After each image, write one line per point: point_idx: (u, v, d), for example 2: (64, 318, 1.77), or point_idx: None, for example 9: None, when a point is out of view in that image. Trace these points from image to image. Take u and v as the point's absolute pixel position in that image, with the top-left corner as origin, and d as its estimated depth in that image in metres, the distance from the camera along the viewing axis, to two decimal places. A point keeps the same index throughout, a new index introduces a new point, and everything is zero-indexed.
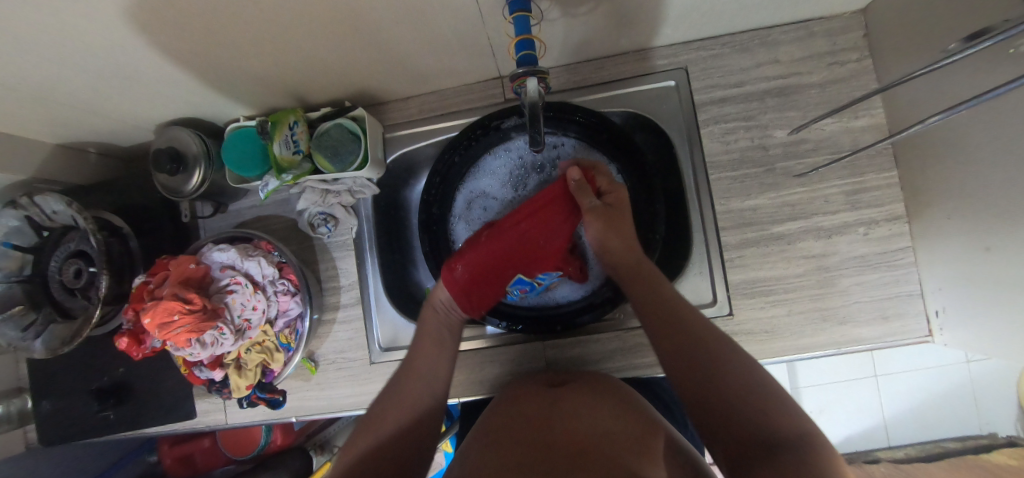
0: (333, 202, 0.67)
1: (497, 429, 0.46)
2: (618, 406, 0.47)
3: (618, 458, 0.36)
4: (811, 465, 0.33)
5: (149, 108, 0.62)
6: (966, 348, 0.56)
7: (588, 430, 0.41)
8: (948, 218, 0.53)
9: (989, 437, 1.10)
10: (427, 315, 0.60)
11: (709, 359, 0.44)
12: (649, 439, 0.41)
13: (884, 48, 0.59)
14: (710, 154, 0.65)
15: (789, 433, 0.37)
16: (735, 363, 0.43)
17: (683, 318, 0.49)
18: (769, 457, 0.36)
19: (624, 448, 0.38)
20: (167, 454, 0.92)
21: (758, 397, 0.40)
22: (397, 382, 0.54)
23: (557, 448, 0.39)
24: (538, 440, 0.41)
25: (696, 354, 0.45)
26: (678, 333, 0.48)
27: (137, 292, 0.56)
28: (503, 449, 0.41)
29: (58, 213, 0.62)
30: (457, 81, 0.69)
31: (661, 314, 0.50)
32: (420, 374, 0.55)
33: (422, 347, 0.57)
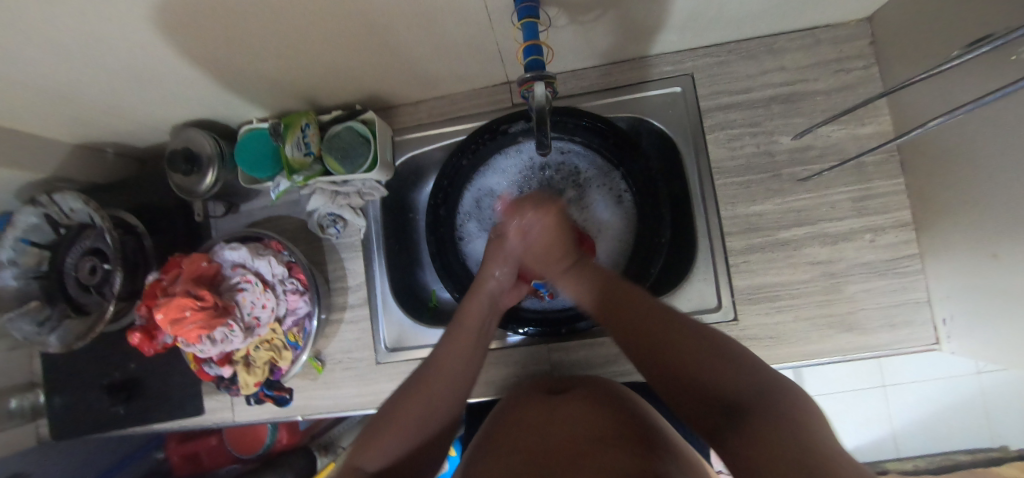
0: (343, 204, 0.68)
1: (500, 433, 0.47)
2: (616, 407, 0.48)
3: (611, 462, 0.37)
4: (777, 414, 0.34)
5: (165, 109, 0.63)
6: (974, 357, 0.56)
7: (585, 435, 0.43)
8: (955, 224, 0.53)
9: (1000, 450, 1.07)
10: (473, 301, 0.60)
11: (666, 338, 0.46)
12: (654, 440, 0.42)
13: (890, 57, 0.60)
14: (715, 160, 0.65)
15: (752, 385, 0.38)
16: (692, 334, 0.45)
17: (637, 305, 0.51)
18: (738, 417, 0.36)
19: (620, 448, 0.39)
20: (175, 451, 0.93)
21: (720, 358, 0.42)
22: (417, 379, 0.53)
23: (552, 459, 0.40)
24: (537, 446, 0.42)
25: (660, 345, 0.46)
26: (638, 326, 0.49)
27: (150, 289, 0.57)
28: (503, 457, 0.42)
29: (75, 211, 0.64)
30: (465, 86, 0.70)
31: (620, 311, 0.52)
32: (447, 365, 0.54)
33: (459, 339, 0.57)
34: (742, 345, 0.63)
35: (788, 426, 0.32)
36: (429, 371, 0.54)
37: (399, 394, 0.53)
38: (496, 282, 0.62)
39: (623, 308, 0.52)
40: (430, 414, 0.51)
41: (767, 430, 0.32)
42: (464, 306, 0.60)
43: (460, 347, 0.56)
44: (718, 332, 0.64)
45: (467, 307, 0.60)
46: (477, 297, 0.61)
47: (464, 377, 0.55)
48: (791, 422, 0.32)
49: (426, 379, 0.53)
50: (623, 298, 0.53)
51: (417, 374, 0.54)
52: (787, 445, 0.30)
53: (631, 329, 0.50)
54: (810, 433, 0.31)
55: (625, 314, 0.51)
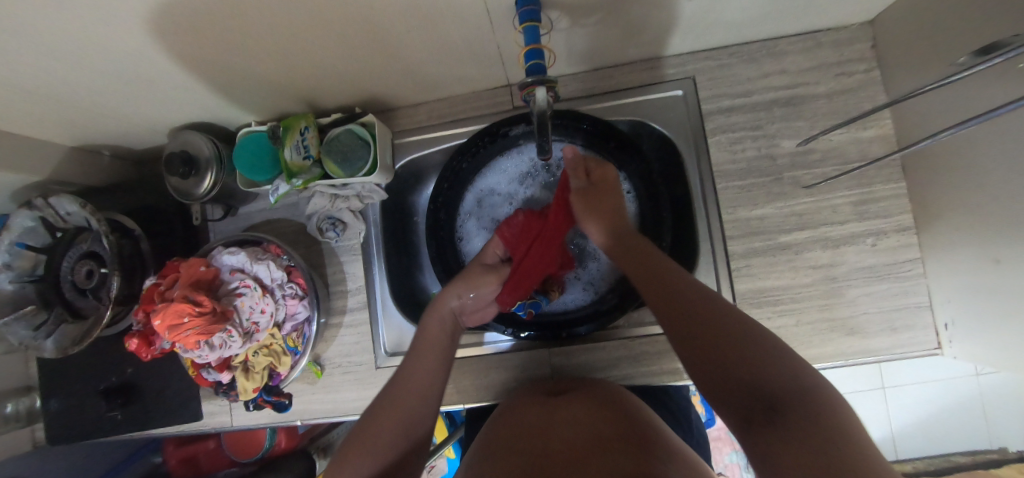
0: (342, 207, 0.68)
1: (496, 438, 0.47)
2: (614, 412, 0.47)
3: (605, 462, 0.37)
4: (812, 428, 0.29)
5: (163, 111, 0.63)
6: (976, 362, 0.55)
7: (581, 439, 0.42)
8: (958, 229, 0.53)
9: (1000, 452, 1.07)
10: (432, 318, 0.60)
11: (698, 315, 0.40)
12: (652, 443, 0.41)
13: (892, 60, 0.59)
14: (717, 163, 0.65)
15: (788, 384, 0.32)
16: (727, 314, 0.39)
17: (668, 275, 0.45)
18: (770, 417, 0.31)
19: (618, 453, 0.38)
20: (172, 454, 0.92)
21: (751, 344, 0.36)
22: (385, 397, 0.52)
23: (553, 459, 0.39)
24: (533, 450, 0.42)
25: (689, 319, 0.40)
26: (668, 295, 0.43)
27: (148, 294, 0.57)
28: (501, 457, 0.42)
29: (72, 214, 0.63)
30: (465, 88, 0.70)
31: (652, 280, 0.46)
32: (411, 379, 0.53)
33: (422, 354, 0.56)
34: None
35: (825, 437, 0.28)
36: (398, 386, 0.53)
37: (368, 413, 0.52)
38: (461, 302, 0.62)
39: (653, 278, 0.46)
40: (401, 430, 0.50)
41: (812, 445, 0.28)
42: (421, 325, 0.59)
43: (424, 361, 0.55)
44: None
45: (425, 324, 0.59)
46: (436, 314, 0.60)
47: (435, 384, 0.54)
48: (830, 432, 0.28)
49: (392, 396, 0.52)
50: (654, 269, 0.47)
51: (384, 392, 0.53)
52: (822, 459, 0.27)
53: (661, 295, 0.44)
54: (848, 449, 0.27)
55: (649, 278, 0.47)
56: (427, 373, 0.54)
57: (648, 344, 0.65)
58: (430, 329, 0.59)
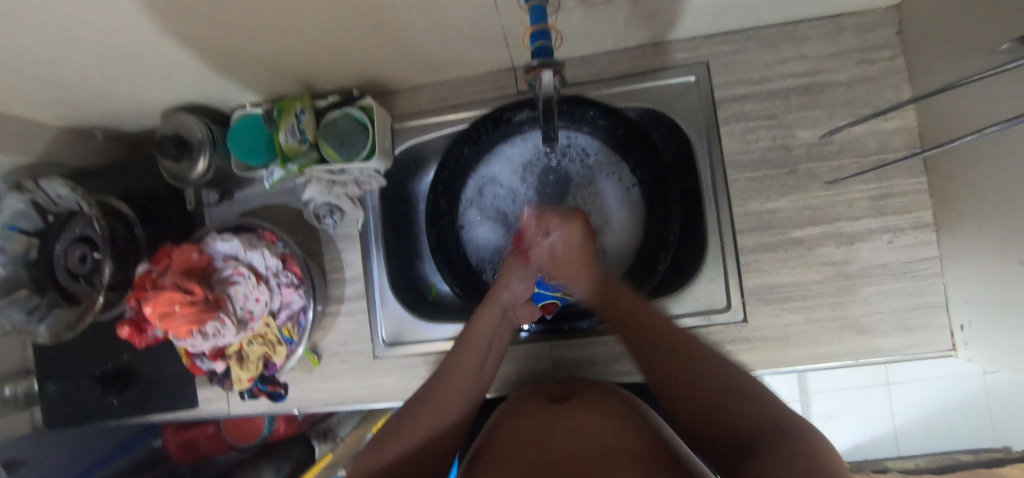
0: (340, 193, 0.65)
1: (496, 446, 0.45)
2: (629, 418, 0.47)
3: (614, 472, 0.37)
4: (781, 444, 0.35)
5: (153, 91, 0.61)
6: (992, 366, 0.53)
7: (589, 450, 0.41)
8: (980, 228, 0.50)
9: (1003, 451, 1.06)
10: (486, 311, 0.61)
11: (692, 367, 0.47)
12: (665, 455, 0.40)
13: (918, 47, 0.56)
14: (729, 153, 0.62)
15: (769, 413, 0.40)
16: (725, 372, 0.45)
17: (661, 330, 0.52)
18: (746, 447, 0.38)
19: (622, 464, 0.38)
20: (172, 438, 0.92)
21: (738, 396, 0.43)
22: (432, 388, 0.54)
23: (558, 468, 0.39)
24: (535, 462, 0.40)
25: (686, 374, 0.47)
26: (663, 353, 0.50)
27: (139, 280, 0.55)
28: (502, 464, 0.41)
29: (63, 198, 0.61)
30: (468, 71, 0.67)
31: (644, 336, 0.52)
32: (459, 375, 0.55)
33: (469, 352, 0.57)
34: (749, 347, 0.61)
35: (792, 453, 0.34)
36: (443, 383, 0.55)
37: (417, 397, 0.54)
38: (511, 292, 0.64)
39: (647, 335, 0.52)
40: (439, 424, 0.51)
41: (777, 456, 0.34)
42: (475, 316, 0.60)
43: (470, 362, 0.57)
44: (725, 333, 0.62)
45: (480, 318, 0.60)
46: (490, 306, 0.61)
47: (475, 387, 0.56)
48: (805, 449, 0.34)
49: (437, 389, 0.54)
50: (647, 324, 0.53)
51: (431, 383, 0.55)
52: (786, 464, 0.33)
53: (657, 351, 0.50)
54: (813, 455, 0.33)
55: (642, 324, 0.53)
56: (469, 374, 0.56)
57: None
58: (480, 325, 0.59)
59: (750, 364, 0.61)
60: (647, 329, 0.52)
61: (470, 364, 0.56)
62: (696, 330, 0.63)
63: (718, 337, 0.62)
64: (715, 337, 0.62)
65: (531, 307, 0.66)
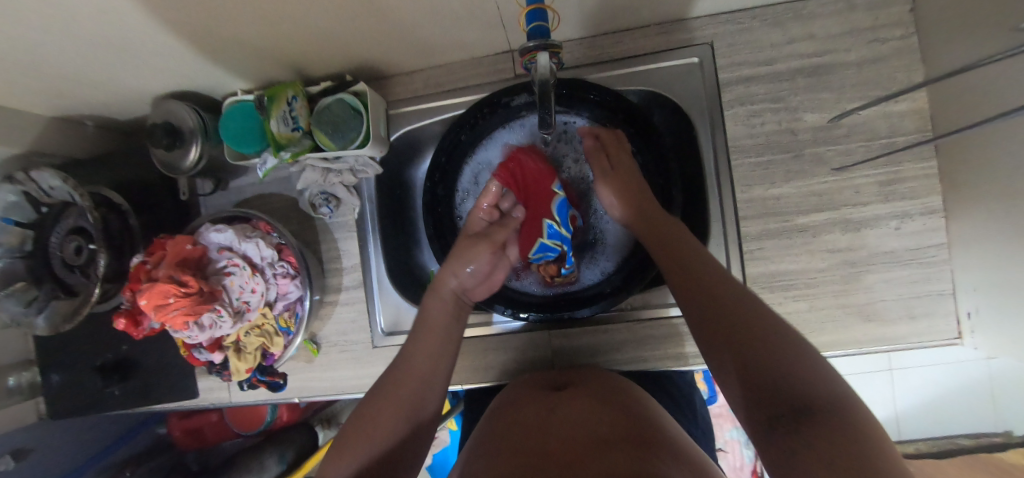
0: (335, 182, 0.65)
1: (493, 434, 0.45)
2: (622, 409, 0.45)
3: (613, 461, 0.35)
4: (838, 436, 0.27)
5: (142, 79, 0.59)
6: (998, 353, 0.53)
7: (580, 440, 0.40)
8: (991, 214, 0.49)
9: (1003, 435, 1.06)
10: (432, 303, 0.56)
11: (735, 318, 0.38)
12: (658, 442, 0.39)
13: (931, 24, 0.54)
14: (733, 137, 0.61)
15: (818, 391, 0.31)
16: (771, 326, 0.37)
17: (707, 280, 0.43)
18: (797, 424, 0.30)
19: (623, 453, 0.36)
20: (177, 426, 0.94)
21: (785, 350, 0.34)
22: (384, 386, 0.49)
23: (551, 458, 0.38)
24: (530, 448, 0.40)
25: (727, 326, 0.38)
26: (710, 301, 0.41)
27: (134, 272, 0.55)
28: (495, 455, 0.40)
29: (55, 189, 0.60)
30: (464, 54, 0.65)
31: (695, 286, 0.44)
32: (411, 368, 0.50)
33: (421, 341, 0.52)
34: None
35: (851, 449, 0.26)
36: (397, 379, 0.49)
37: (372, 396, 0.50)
38: (458, 281, 0.57)
39: (696, 282, 0.44)
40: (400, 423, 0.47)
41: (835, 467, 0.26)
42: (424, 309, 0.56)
43: (425, 350, 0.52)
44: None
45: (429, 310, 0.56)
46: (439, 298, 0.56)
47: (436, 373, 0.51)
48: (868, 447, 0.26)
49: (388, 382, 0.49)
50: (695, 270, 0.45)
51: (384, 380, 0.50)
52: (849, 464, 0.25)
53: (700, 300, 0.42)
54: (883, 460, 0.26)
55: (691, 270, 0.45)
56: (425, 365, 0.51)
57: (652, 327, 0.63)
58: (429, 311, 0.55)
59: None
60: (695, 275, 0.45)
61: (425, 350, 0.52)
62: None
63: None
64: None
65: (492, 287, 0.61)
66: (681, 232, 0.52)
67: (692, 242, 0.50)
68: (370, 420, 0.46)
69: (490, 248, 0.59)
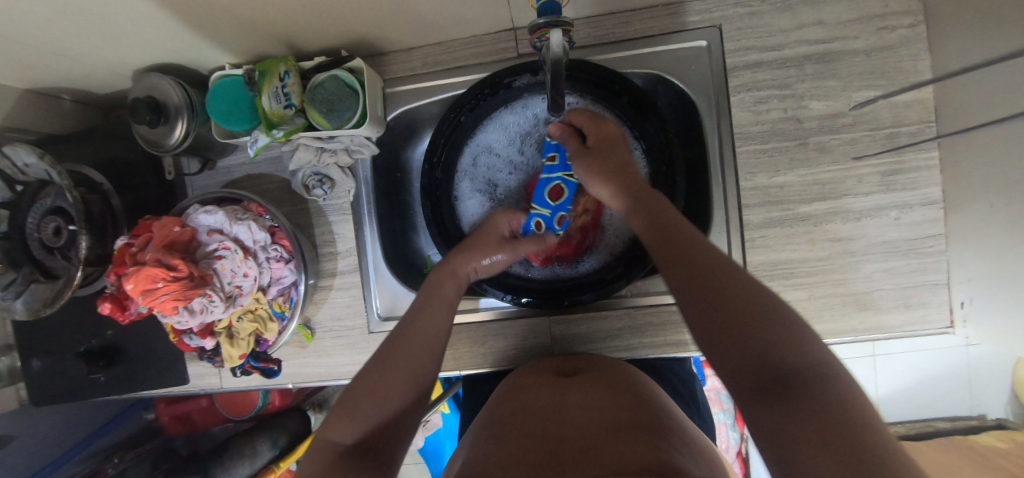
0: (329, 162, 0.63)
1: (503, 418, 0.45)
2: (635, 400, 0.46)
3: (628, 447, 0.35)
4: (823, 404, 0.28)
5: (123, 50, 0.55)
6: (989, 343, 0.54)
7: (595, 422, 0.40)
8: (989, 206, 0.49)
9: (979, 419, 1.11)
10: (448, 283, 0.55)
11: (722, 293, 0.37)
12: (668, 432, 0.40)
13: (940, 13, 0.53)
14: (738, 124, 0.60)
15: (804, 360, 0.31)
16: (745, 285, 0.36)
17: (685, 243, 0.42)
18: (778, 396, 0.30)
19: (642, 442, 0.37)
20: (165, 412, 0.91)
21: (759, 312, 0.34)
22: (388, 359, 0.47)
23: (565, 442, 0.38)
24: (540, 432, 0.40)
25: (703, 290, 0.38)
26: (685, 274, 0.40)
27: (119, 255, 0.53)
28: (509, 437, 0.41)
29: (31, 166, 0.57)
30: (465, 32, 0.62)
31: (676, 258, 0.41)
32: (420, 337, 0.49)
33: (428, 310, 0.51)
34: None
35: (831, 414, 0.27)
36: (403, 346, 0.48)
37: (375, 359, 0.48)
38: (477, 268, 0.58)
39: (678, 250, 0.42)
40: (404, 390, 0.46)
41: (823, 435, 0.26)
42: (437, 285, 0.54)
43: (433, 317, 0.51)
44: None
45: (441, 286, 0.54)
46: (453, 280, 0.55)
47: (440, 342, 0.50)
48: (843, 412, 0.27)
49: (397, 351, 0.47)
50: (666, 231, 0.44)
51: (389, 345, 0.49)
52: (830, 432, 0.26)
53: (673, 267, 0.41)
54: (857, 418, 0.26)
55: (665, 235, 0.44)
56: (432, 333, 0.50)
57: (653, 314, 0.62)
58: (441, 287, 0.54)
59: None
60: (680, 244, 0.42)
61: (431, 323, 0.51)
62: None
63: None
64: None
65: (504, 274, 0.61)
66: (665, 203, 0.48)
67: (671, 209, 0.47)
68: (373, 381, 0.45)
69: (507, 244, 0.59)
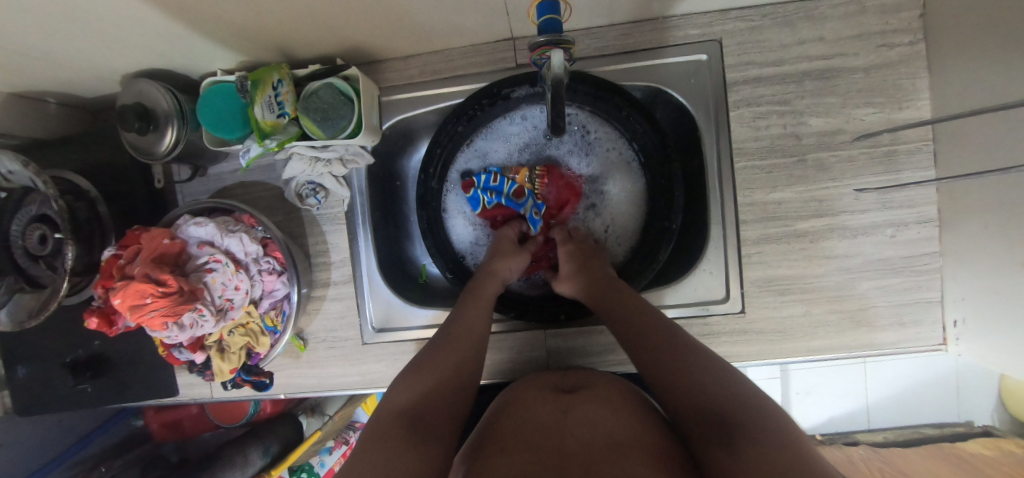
0: (323, 171, 0.61)
1: (502, 433, 0.45)
2: (636, 418, 0.45)
3: (633, 468, 0.35)
4: (757, 435, 0.35)
5: (111, 55, 0.54)
6: (980, 362, 0.54)
7: (598, 440, 0.40)
8: (984, 228, 0.50)
9: (964, 425, 1.13)
10: (488, 282, 0.60)
11: (675, 375, 0.43)
12: (672, 454, 0.39)
13: (941, 32, 0.53)
14: (737, 139, 0.59)
15: (738, 403, 0.38)
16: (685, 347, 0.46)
17: (638, 314, 0.52)
18: (721, 437, 0.36)
19: (646, 464, 0.36)
20: (154, 419, 0.90)
21: (699, 368, 0.43)
22: (443, 339, 0.52)
23: (568, 460, 0.37)
24: (542, 447, 0.40)
25: (653, 356, 0.46)
26: (639, 342, 0.49)
27: (106, 267, 0.51)
28: (508, 453, 0.40)
29: (15, 174, 0.55)
30: (464, 41, 0.61)
31: (633, 333, 0.50)
32: (465, 329, 0.53)
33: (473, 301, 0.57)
34: (746, 338, 0.61)
35: (760, 444, 0.34)
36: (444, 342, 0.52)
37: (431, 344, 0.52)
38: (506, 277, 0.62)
39: (633, 329, 0.50)
40: (446, 383, 0.48)
41: (755, 463, 0.32)
42: (477, 285, 0.59)
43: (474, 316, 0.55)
44: (723, 323, 0.61)
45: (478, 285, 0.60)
46: (495, 279, 0.61)
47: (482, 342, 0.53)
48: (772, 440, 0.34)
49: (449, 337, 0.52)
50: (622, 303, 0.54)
51: (434, 343, 0.52)
52: (768, 460, 0.32)
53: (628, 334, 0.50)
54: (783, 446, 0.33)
55: (619, 305, 0.54)
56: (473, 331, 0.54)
57: None
58: (484, 286, 0.59)
59: (745, 355, 0.61)
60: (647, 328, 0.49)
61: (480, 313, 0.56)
62: (693, 320, 0.62)
63: (714, 327, 0.61)
64: (712, 327, 0.61)
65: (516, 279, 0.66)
66: (621, 288, 0.57)
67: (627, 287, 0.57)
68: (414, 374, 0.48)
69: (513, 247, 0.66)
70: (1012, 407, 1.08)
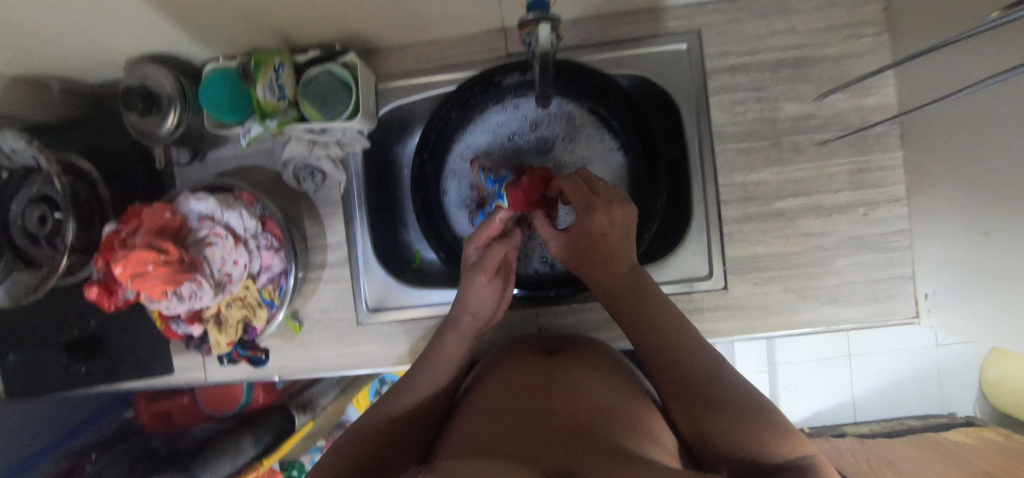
0: (321, 154, 0.63)
1: (484, 402, 0.45)
2: (614, 380, 0.48)
3: (610, 429, 0.36)
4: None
5: (118, 39, 0.56)
6: (950, 332, 0.57)
7: (581, 402, 0.41)
8: (948, 203, 0.53)
9: (948, 416, 1.15)
10: (451, 337, 0.57)
11: (686, 379, 0.44)
12: (645, 422, 0.40)
13: (901, 24, 0.57)
14: (716, 124, 0.62)
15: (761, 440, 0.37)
16: (717, 374, 0.44)
17: (666, 330, 0.49)
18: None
19: (624, 427, 0.37)
20: (145, 408, 0.93)
21: (727, 394, 0.41)
22: (402, 385, 0.54)
23: (551, 419, 0.38)
24: (528, 408, 0.41)
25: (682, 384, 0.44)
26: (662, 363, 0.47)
27: (108, 241, 0.52)
28: (490, 416, 0.41)
29: (18, 152, 0.56)
30: (458, 30, 0.64)
31: (657, 349, 0.48)
32: (423, 373, 0.55)
33: (433, 364, 0.55)
34: (729, 313, 0.63)
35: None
36: (399, 395, 0.52)
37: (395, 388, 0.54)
38: (473, 314, 0.59)
39: (660, 340, 0.49)
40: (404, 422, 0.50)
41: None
42: (439, 341, 0.57)
43: (435, 372, 0.55)
44: (706, 300, 0.63)
45: (443, 342, 0.57)
46: (455, 327, 0.58)
47: (437, 401, 0.54)
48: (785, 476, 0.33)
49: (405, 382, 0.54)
50: (651, 315, 0.51)
51: (382, 400, 0.52)
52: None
53: (654, 350, 0.49)
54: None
55: (655, 315, 0.51)
56: (430, 385, 0.54)
57: None
58: (444, 345, 0.57)
59: (729, 330, 0.63)
60: (651, 344, 0.49)
61: (443, 362, 0.56)
62: (679, 296, 0.64)
63: (699, 303, 0.63)
64: (697, 303, 0.63)
65: (501, 301, 0.62)
66: (654, 293, 0.53)
67: (666, 298, 0.53)
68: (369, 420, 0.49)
69: (486, 275, 0.58)
70: (992, 397, 1.11)
